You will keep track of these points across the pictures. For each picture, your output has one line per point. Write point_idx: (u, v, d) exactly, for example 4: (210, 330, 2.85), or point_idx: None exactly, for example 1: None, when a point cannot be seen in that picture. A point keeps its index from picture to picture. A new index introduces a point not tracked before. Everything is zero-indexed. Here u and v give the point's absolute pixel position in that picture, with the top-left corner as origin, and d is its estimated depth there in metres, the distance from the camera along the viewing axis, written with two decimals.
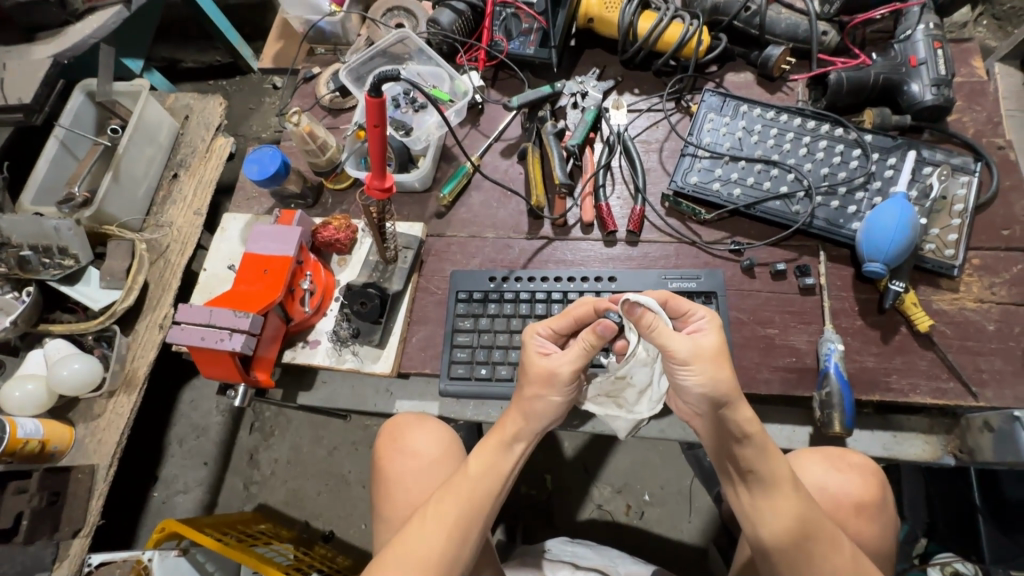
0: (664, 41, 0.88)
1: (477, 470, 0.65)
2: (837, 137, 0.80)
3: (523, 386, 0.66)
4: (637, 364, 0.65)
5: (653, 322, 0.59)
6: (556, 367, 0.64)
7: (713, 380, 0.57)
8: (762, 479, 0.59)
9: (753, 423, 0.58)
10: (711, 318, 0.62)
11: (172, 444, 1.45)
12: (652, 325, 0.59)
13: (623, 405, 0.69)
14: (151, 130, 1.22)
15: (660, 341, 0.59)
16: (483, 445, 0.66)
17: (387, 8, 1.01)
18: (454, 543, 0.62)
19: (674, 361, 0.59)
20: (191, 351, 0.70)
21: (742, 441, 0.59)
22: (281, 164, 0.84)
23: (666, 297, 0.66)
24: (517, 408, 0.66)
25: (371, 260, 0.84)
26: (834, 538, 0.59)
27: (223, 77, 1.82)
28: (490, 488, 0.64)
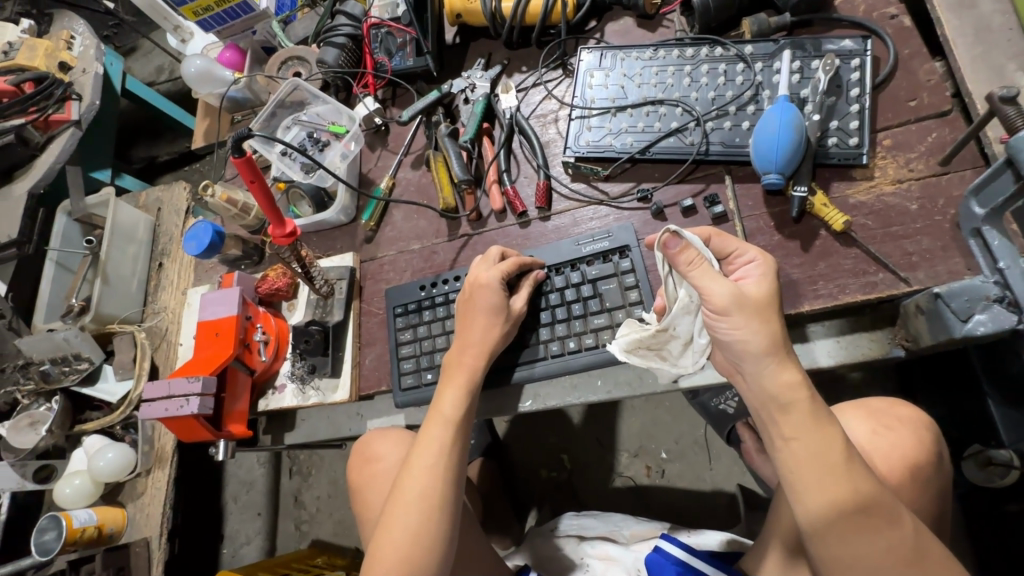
0: (531, 13, 0.89)
1: (449, 410, 0.72)
2: (718, 57, 0.78)
3: (468, 324, 0.75)
4: (677, 315, 0.63)
5: (694, 260, 0.59)
6: (496, 289, 0.74)
7: (752, 331, 0.55)
8: (808, 443, 0.53)
9: (800, 387, 0.54)
10: (762, 262, 0.60)
11: (228, 503, 1.58)
12: (691, 262, 0.59)
13: (665, 358, 0.67)
14: (127, 230, 1.33)
15: (699, 284, 0.58)
16: (437, 409, 0.73)
17: (281, 61, 1.05)
18: (444, 485, 0.69)
19: (711, 308, 0.58)
20: (164, 422, 0.78)
21: (784, 407, 0.54)
22: (215, 235, 0.90)
23: (711, 235, 0.65)
24: (465, 346, 0.74)
25: (312, 298, 0.89)
26: (893, 510, 0.52)
27: (196, 160, 1.95)
28: (462, 424, 0.72)
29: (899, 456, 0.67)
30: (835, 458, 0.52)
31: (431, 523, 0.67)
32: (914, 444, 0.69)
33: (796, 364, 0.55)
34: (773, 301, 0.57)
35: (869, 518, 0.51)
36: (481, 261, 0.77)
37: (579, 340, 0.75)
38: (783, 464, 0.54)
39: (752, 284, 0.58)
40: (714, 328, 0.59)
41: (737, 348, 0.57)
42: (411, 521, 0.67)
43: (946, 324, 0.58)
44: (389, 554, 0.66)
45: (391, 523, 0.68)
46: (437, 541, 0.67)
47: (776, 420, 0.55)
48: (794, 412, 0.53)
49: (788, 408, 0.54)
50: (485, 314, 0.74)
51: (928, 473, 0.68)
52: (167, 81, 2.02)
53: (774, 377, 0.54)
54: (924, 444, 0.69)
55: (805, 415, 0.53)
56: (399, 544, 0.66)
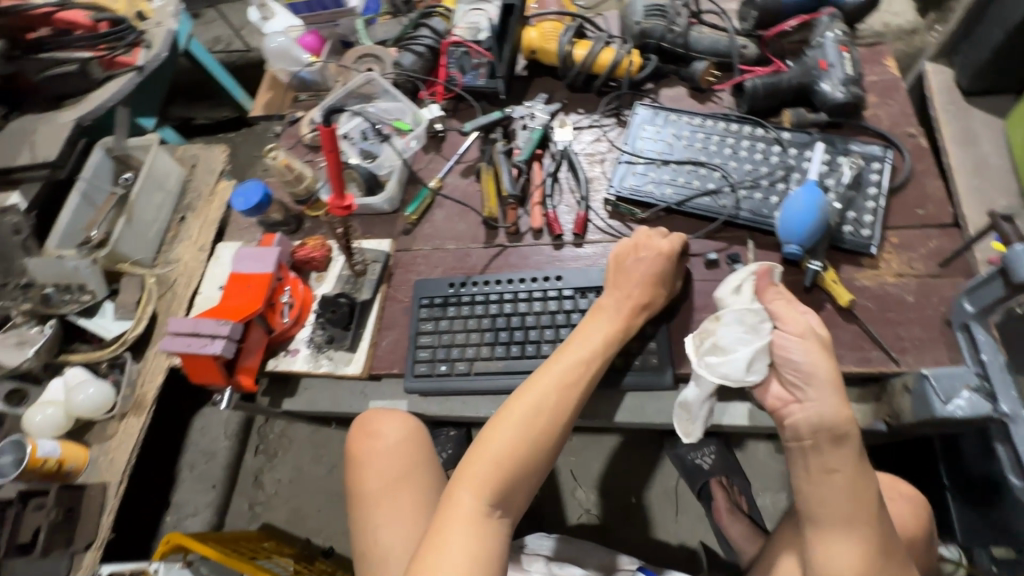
0: (598, 65, 0.98)
1: (601, 334, 0.73)
2: (758, 136, 0.88)
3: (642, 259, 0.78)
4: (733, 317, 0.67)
5: (770, 291, 0.67)
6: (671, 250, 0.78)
7: (824, 358, 0.60)
8: (837, 508, 0.59)
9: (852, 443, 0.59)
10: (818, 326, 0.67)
11: (183, 469, 1.53)
12: (772, 297, 0.66)
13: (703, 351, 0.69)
14: (161, 178, 1.36)
15: (774, 310, 0.65)
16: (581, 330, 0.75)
17: (359, 56, 1.13)
18: (554, 422, 0.68)
19: (783, 327, 0.63)
20: (182, 359, 0.79)
21: (834, 463, 0.59)
22: (264, 196, 0.95)
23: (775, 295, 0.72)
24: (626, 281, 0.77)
25: (344, 274, 0.93)
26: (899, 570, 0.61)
27: (231, 129, 1.98)
28: (610, 352, 0.73)
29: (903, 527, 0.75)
30: (863, 526, 0.59)
31: (524, 457, 0.66)
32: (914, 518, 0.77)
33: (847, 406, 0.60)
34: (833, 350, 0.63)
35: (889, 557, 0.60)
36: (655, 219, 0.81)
37: None
38: (822, 502, 0.60)
39: (811, 319, 0.64)
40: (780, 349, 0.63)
41: (800, 371, 0.61)
42: (509, 450, 0.66)
43: (927, 402, 0.64)
44: (497, 445, 0.66)
45: (505, 416, 0.68)
46: (525, 469, 0.66)
47: (810, 472, 0.60)
48: (839, 470, 0.59)
49: (833, 464, 0.59)
50: (650, 272, 0.77)
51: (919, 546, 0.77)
52: (223, 51, 2.09)
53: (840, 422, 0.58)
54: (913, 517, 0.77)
55: (850, 478, 0.59)
56: (497, 464, 0.65)
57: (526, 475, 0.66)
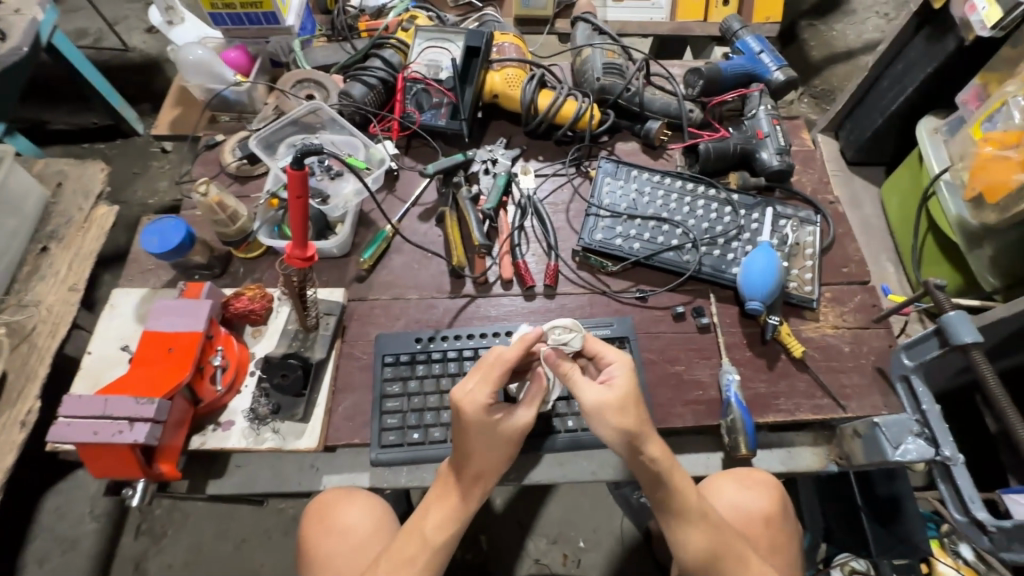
0: (561, 115, 0.99)
1: (441, 513, 0.65)
2: (711, 196, 0.94)
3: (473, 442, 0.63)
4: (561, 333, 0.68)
5: (568, 367, 0.65)
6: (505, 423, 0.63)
7: (615, 429, 0.63)
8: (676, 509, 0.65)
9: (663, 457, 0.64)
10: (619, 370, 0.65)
11: (29, 565, 1.21)
12: (567, 371, 0.65)
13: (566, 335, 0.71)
14: (15, 200, 1.09)
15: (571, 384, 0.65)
16: (437, 498, 0.65)
17: (297, 80, 1.02)
18: (434, 566, 0.64)
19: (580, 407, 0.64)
20: (80, 448, 0.63)
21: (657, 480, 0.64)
22: (186, 236, 0.80)
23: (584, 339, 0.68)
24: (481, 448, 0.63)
25: (290, 329, 0.81)
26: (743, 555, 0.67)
27: (102, 140, 1.67)
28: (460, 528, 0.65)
29: (757, 513, 0.78)
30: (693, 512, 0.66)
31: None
32: (768, 498, 0.79)
33: (658, 443, 0.64)
34: (630, 401, 0.64)
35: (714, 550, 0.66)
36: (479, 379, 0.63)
37: (578, 420, 0.77)
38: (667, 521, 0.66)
39: (614, 385, 0.64)
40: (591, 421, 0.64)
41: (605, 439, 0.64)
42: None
43: (880, 448, 0.71)
44: None
45: None
46: None
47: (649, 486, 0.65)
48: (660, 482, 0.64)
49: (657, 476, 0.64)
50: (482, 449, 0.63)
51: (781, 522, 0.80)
52: (91, 47, 1.77)
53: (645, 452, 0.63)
54: (776, 502, 0.79)
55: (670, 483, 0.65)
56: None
57: None
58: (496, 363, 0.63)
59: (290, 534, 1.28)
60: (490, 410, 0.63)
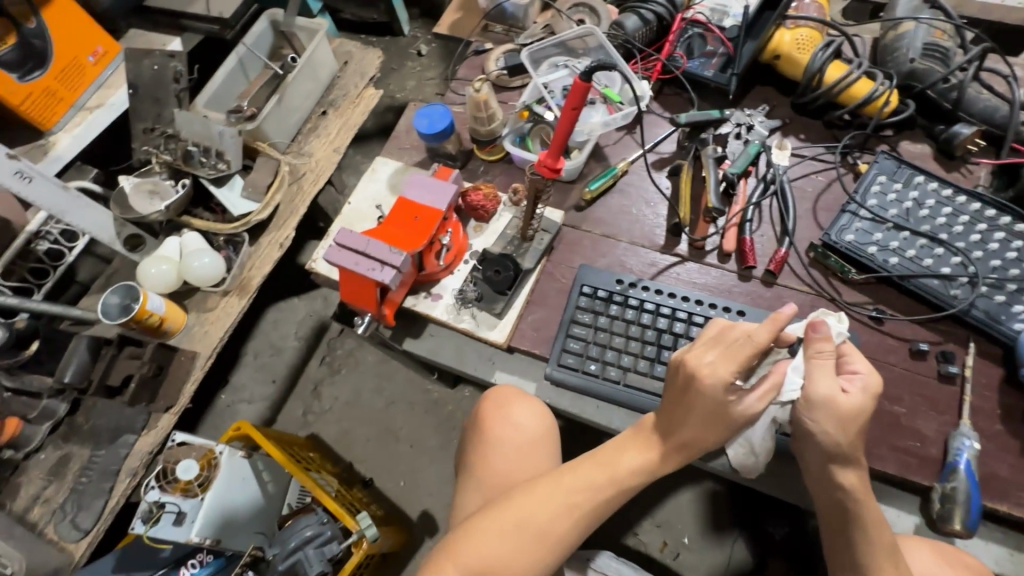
0: (849, 93, 0.86)
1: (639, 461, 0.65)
2: (1016, 233, 0.76)
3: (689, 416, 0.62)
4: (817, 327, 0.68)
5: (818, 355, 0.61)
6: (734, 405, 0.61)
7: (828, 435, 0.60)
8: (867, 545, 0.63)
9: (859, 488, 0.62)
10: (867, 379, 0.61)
11: (248, 355, 1.55)
12: (822, 351, 0.61)
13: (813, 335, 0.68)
14: (316, 67, 1.30)
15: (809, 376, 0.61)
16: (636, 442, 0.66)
17: (574, 3, 1.04)
18: (613, 503, 0.65)
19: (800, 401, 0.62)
20: (340, 272, 0.76)
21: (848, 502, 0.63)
22: (449, 125, 0.89)
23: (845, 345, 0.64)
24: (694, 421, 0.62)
25: (508, 234, 0.87)
26: None
27: (375, 34, 1.91)
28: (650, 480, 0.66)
29: None
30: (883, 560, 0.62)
31: (576, 525, 0.64)
32: None
33: (855, 473, 0.62)
34: (859, 418, 0.60)
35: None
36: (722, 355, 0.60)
37: None
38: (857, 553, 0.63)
39: (850, 393, 0.60)
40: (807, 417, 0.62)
41: (817, 443, 0.62)
42: (560, 508, 0.64)
43: None
44: (521, 524, 0.64)
45: (532, 497, 0.66)
46: (569, 538, 0.64)
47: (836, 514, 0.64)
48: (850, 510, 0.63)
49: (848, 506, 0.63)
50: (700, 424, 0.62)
51: None
52: None
53: (835, 475, 0.62)
54: None
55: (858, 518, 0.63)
56: (542, 517, 0.64)
57: (545, 561, 0.63)
58: (746, 344, 0.60)
59: (429, 413, 1.45)
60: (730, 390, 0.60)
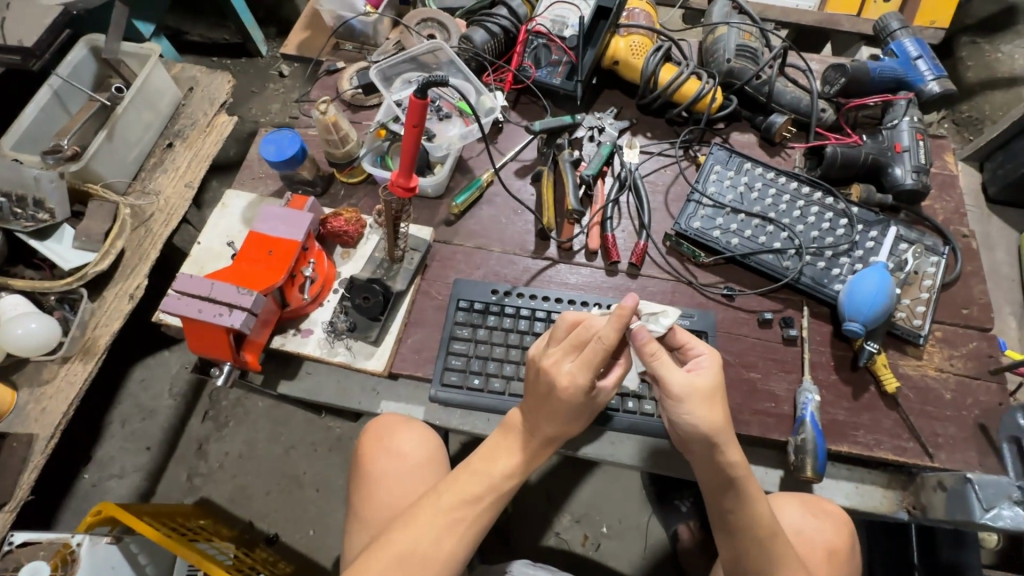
0: (682, 93, 0.94)
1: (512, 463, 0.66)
2: (827, 205, 0.87)
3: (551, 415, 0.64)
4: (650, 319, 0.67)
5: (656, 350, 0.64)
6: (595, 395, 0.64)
7: (708, 418, 0.62)
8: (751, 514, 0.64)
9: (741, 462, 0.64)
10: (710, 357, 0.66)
11: (114, 424, 1.36)
12: (654, 353, 0.64)
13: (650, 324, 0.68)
14: (153, 96, 1.18)
15: (659, 372, 0.64)
16: (505, 441, 0.67)
17: (422, 18, 1.03)
18: (494, 508, 0.65)
19: (667, 392, 0.64)
20: (184, 322, 0.69)
21: (731, 484, 0.64)
22: (299, 150, 0.84)
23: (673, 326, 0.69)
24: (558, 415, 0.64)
25: (377, 256, 0.84)
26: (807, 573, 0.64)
27: (230, 56, 1.78)
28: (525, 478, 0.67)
29: (820, 547, 0.72)
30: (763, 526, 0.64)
31: (463, 540, 0.63)
32: (838, 532, 0.73)
33: (737, 447, 0.64)
34: (721, 392, 0.65)
35: (752, 549, 0.64)
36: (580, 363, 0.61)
37: (638, 402, 0.76)
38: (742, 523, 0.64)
39: (700, 372, 0.65)
40: (700, 417, 0.62)
41: (692, 430, 0.63)
42: (443, 528, 0.63)
43: (967, 506, 0.66)
44: (401, 554, 0.61)
45: (411, 522, 0.63)
46: (454, 557, 0.62)
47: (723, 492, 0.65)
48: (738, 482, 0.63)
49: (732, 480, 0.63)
50: (569, 415, 0.64)
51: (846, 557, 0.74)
52: None
53: (721, 456, 0.63)
54: (844, 536, 0.74)
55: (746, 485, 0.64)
56: (424, 541, 0.62)
57: None
58: (599, 346, 0.61)
59: (334, 451, 1.37)
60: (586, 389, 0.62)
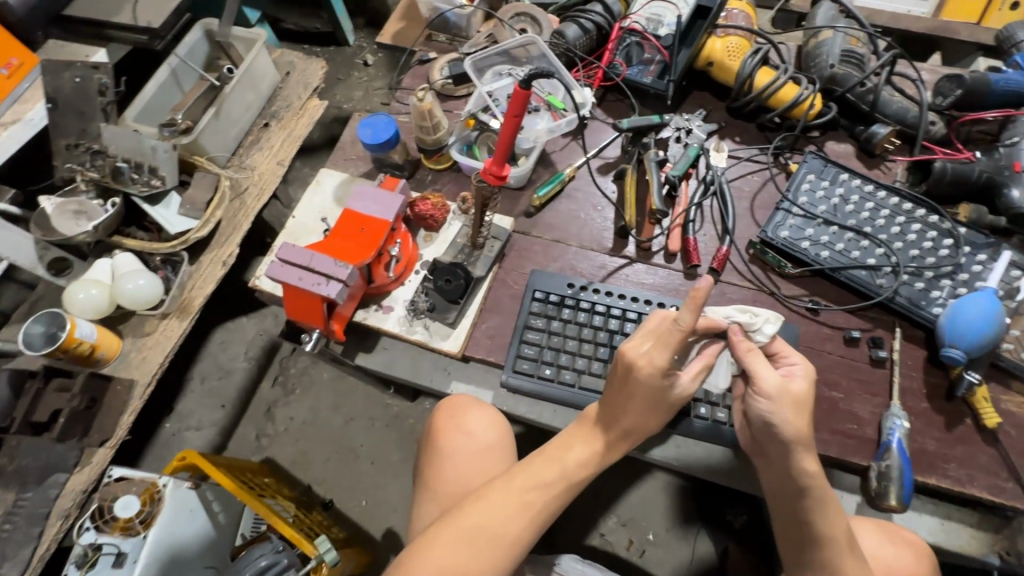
0: (778, 97, 0.91)
1: (580, 456, 0.67)
2: (931, 224, 0.82)
3: (632, 403, 0.64)
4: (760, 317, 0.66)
5: (752, 349, 0.64)
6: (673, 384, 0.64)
7: (791, 421, 0.61)
8: (820, 530, 0.63)
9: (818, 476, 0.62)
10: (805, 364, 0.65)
11: (194, 380, 1.47)
12: (749, 349, 0.64)
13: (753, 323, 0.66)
14: (256, 78, 1.26)
15: (751, 369, 0.63)
16: (574, 433, 0.68)
17: (515, 13, 1.05)
18: (562, 497, 0.66)
19: (756, 389, 0.62)
20: (284, 288, 0.74)
21: (804, 495, 0.62)
22: (394, 135, 0.88)
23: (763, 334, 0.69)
24: (637, 405, 0.65)
25: (459, 242, 0.87)
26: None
27: (319, 44, 1.86)
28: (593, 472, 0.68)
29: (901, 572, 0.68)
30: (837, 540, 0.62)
31: (531, 523, 0.64)
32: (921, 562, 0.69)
33: (815, 459, 0.62)
34: (810, 403, 0.63)
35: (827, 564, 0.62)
36: (659, 344, 0.63)
37: (711, 409, 0.75)
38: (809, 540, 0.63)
39: (796, 379, 0.63)
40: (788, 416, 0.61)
41: (771, 431, 0.62)
42: (513, 508, 0.64)
43: None
44: (471, 527, 0.63)
45: (482, 499, 0.65)
46: (521, 538, 0.64)
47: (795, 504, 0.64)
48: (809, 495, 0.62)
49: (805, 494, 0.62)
50: (647, 404, 0.64)
51: None
52: None
53: (797, 464, 0.62)
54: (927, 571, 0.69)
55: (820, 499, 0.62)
56: (494, 518, 0.64)
57: (497, 563, 0.62)
58: (676, 329, 0.62)
59: (390, 427, 1.42)
60: (664, 373, 0.63)
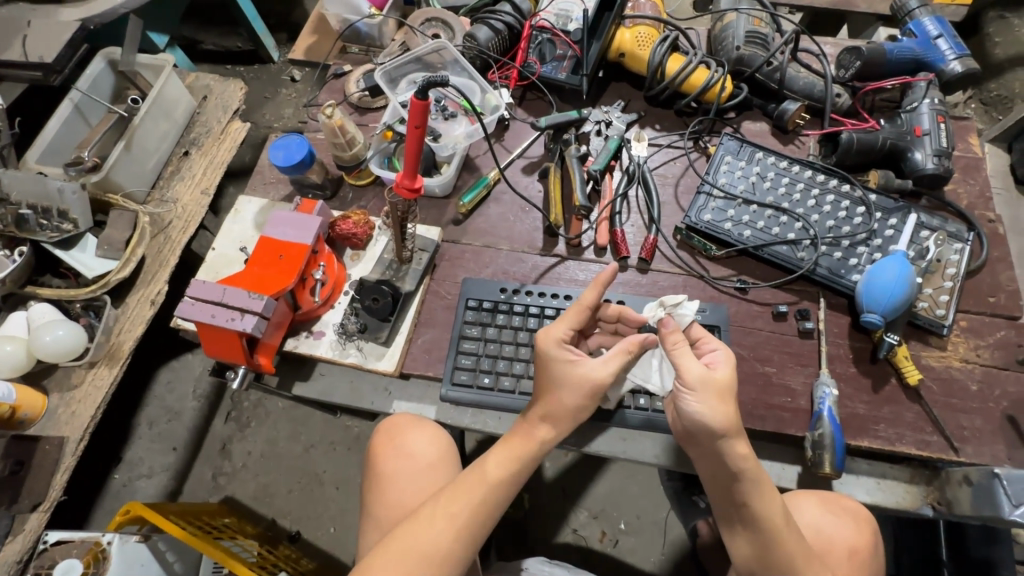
0: (690, 83, 0.92)
1: (516, 467, 0.66)
2: (843, 193, 0.84)
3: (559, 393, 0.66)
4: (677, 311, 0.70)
5: (679, 342, 0.65)
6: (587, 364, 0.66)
7: (714, 410, 0.62)
8: (756, 511, 0.64)
9: (748, 457, 0.63)
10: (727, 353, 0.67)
11: (141, 425, 1.40)
12: (677, 343, 0.65)
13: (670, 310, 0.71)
14: (168, 106, 1.20)
15: (677, 361, 0.64)
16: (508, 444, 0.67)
17: (426, 18, 1.03)
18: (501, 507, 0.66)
19: (683, 383, 0.64)
20: (198, 327, 0.70)
21: (737, 476, 0.63)
22: (307, 154, 0.85)
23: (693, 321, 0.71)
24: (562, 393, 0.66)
25: (386, 258, 0.85)
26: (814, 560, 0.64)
27: (242, 63, 1.80)
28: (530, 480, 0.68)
29: (842, 541, 0.71)
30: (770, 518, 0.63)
31: (469, 541, 0.63)
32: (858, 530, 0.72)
33: (745, 444, 0.63)
34: (733, 390, 0.64)
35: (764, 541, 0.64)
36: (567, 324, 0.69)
37: (649, 399, 0.75)
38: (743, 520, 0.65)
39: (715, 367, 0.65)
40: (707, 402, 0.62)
41: (699, 424, 0.63)
42: (450, 526, 0.63)
43: (995, 502, 0.63)
44: (409, 552, 0.62)
45: (420, 520, 0.64)
46: (458, 555, 0.63)
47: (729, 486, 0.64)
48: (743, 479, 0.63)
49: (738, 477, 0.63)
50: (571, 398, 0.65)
51: (868, 555, 0.72)
52: None
53: (725, 450, 0.63)
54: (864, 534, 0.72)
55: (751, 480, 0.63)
56: (430, 539, 0.62)
57: None
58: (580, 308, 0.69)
59: (352, 450, 1.39)
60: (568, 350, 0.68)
